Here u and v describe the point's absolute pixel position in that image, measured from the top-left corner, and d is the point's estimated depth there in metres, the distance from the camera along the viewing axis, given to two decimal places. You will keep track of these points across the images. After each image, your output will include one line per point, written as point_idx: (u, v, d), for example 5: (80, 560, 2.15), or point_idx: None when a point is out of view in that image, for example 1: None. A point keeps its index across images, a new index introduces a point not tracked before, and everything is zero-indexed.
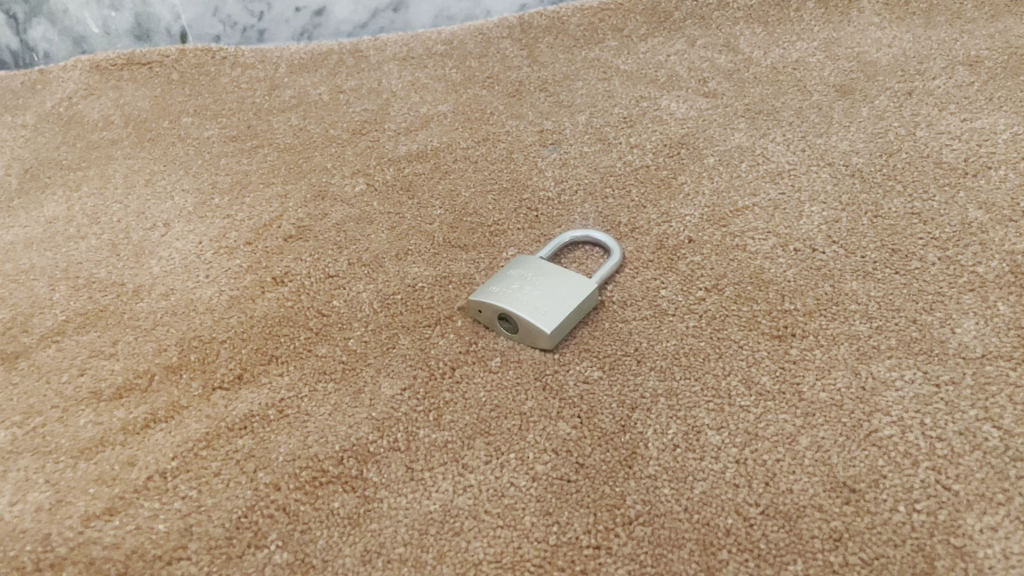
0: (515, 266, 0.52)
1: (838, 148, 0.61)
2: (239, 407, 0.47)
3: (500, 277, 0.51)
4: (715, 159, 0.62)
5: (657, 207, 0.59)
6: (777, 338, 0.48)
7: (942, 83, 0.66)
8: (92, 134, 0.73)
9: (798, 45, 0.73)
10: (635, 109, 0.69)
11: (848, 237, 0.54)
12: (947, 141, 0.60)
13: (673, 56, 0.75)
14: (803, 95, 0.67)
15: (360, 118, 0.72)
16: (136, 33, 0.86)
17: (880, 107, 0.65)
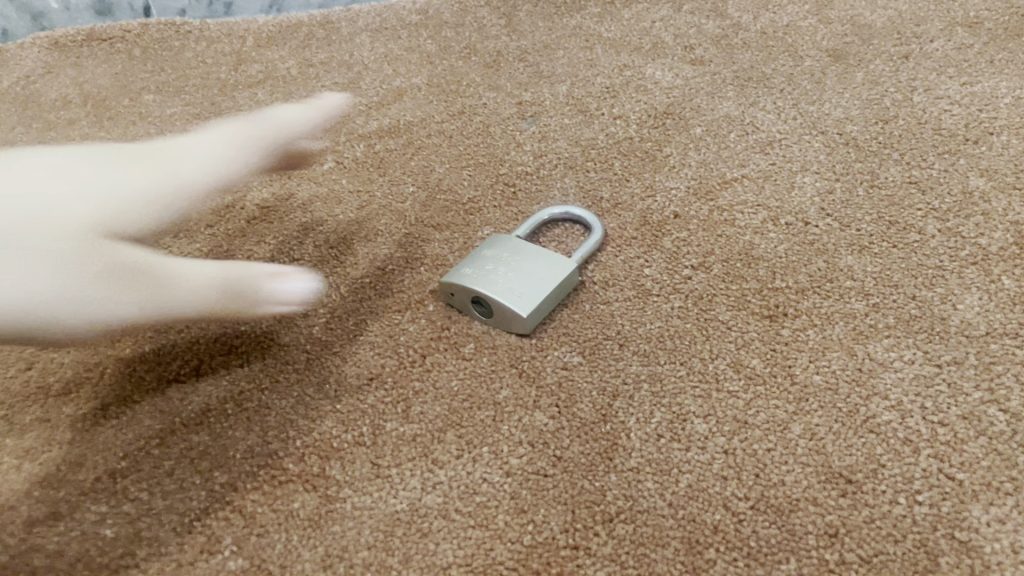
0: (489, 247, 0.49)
1: (832, 116, 0.58)
2: (195, 401, 0.44)
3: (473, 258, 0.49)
4: (702, 130, 0.59)
5: (641, 181, 0.56)
6: (768, 317, 0.45)
7: (940, 45, 0.63)
8: (49, 114, 0.69)
9: (789, 9, 0.70)
10: (618, 78, 0.65)
11: (844, 209, 0.51)
12: (946, 106, 0.57)
13: (660, 22, 0.71)
14: (795, 61, 0.64)
15: (329, 92, 0.68)
16: (97, 7, 0.82)
17: (875, 71, 0.61)
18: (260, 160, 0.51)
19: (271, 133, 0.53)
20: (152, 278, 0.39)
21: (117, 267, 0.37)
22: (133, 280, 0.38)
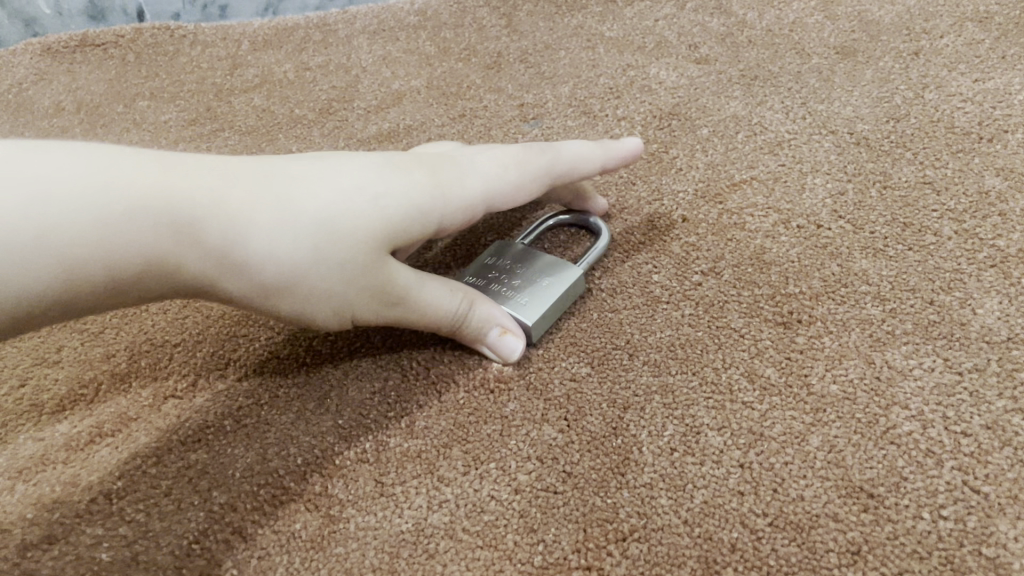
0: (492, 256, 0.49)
1: (842, 115, 0.57)
2: (192, 417, 0.43)
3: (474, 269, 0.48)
4: (708, 131, 0.58)
5: (647, 184, 0.54)
6: (781, 325, 0.44)
7: (951, 41, 0.61)
8: (42, 122, 0.68)
9: (794, 6, 0.68)
10: (621, 79, 0.64)
11: (856, 210, 0.50)
12: (959, 104, 0.56)
13: (663, 21, 0.70)
14: (802, 59, 0.63)
15: (327, 96, 0.67)
16: (90, 12, 0.81)
17: (884, 69, 0.60)
18: (517, 199, 0.45)
19: (547, 179, 0.46)
20: (393, 304, 0.40)
21: (380, 284, 0.39)
22: (374, 300, 0.40)
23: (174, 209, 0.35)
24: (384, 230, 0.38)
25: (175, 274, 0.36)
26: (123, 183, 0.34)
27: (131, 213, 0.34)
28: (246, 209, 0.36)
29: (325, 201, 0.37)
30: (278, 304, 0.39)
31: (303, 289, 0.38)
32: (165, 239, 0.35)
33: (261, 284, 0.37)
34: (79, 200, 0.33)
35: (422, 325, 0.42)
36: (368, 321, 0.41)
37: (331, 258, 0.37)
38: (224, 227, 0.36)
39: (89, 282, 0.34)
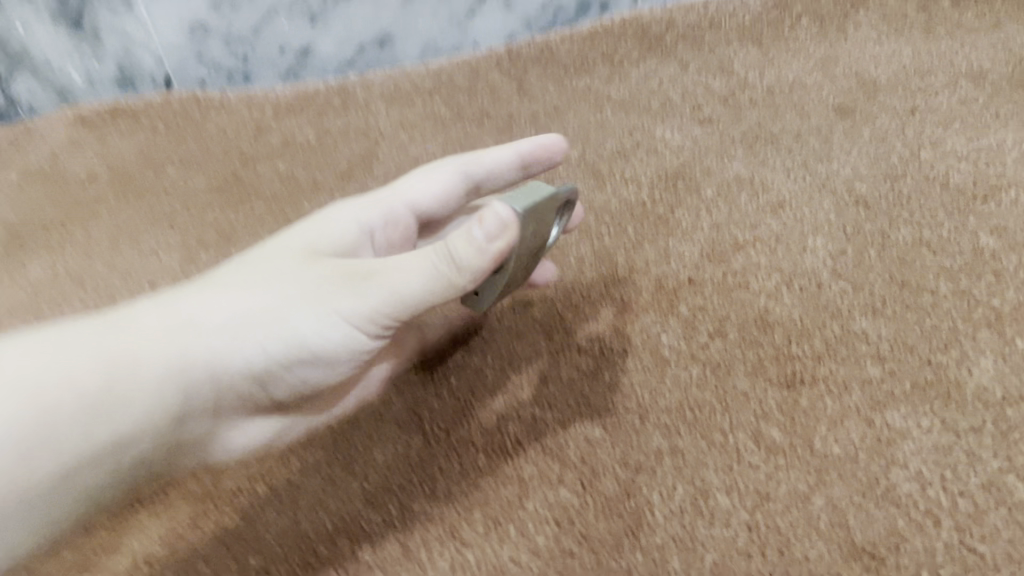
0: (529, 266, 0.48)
1: (841, 175, 0.59)
2: (227, 482, 0.46)
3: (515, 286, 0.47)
4: (713, 191, 0.60)
5: (655, 245, 0.57)
6: (785, 386, 0.46)
7: (945, 99, 0.64)
8: (77, 191, 0.72)
9: (794, 64, 0.71)
10: (628, 141, 0.67)
11: (856, 271, 0.52)
12: (954, 162, 0.58)
13: (668, 81, 0.73)
14: (802, 118, 0.65)
15: (347, 161, 0.70)
16: (119, 81, 0.85)
17: (881, 128, 0.62)
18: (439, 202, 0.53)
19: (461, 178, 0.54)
20: (369, 276, 0.42)
21: (338, 274, 0.43)
22: (348, 284, 0.43)
23: (110, 321, 0.41)
24: (303, 251, 0.45)
25: (163, 375, 0.40)
26: (55, 329, 0.40)
27: (86, 337, 0.39)
28: (174, 299, 0.43)
29: (228, 268, 0.45)
30: (269, 347, 0.43)
31: (274, 312, 0.43)
32: (113, 337, 0.40)
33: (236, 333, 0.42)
34: (23, 344, 0.38)
35: (432, 285, 0.41)
36: (372, 313, 0.42)
37: (270, 281, 0.43)
38: (158, 314, 0.42)
39: (83, 407, 0.37)
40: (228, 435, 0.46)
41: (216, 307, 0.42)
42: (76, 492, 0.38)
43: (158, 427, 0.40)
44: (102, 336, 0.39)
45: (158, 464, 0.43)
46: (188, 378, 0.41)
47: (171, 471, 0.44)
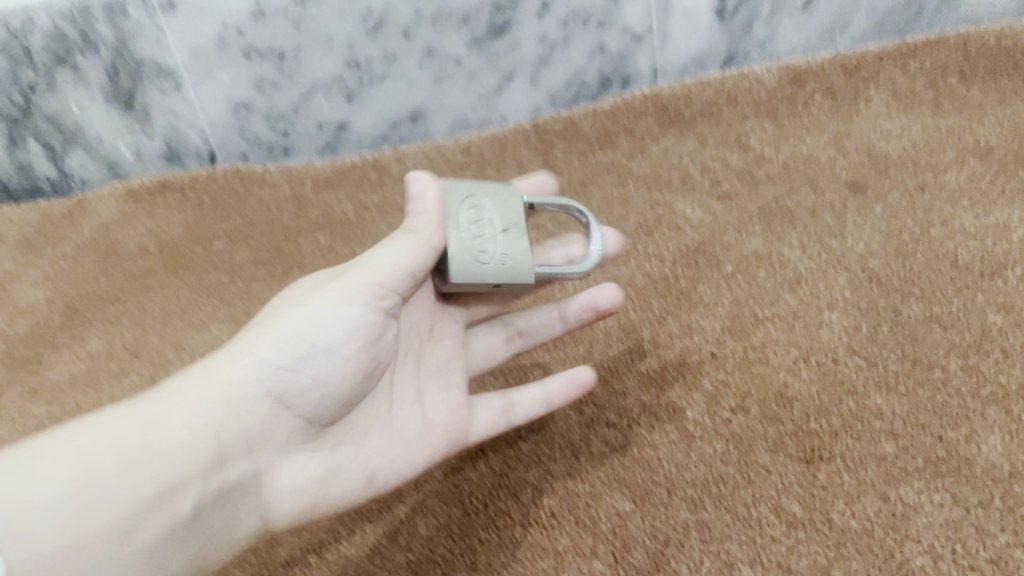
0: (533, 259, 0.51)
1: (854, 250, 0.62)
2: (280, 552, 0.49)
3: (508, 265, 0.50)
4: (732, 267, 0.63)
5: (678, 320, 0.60)
6: (805, 461, 0.48)
7: (953, 176, 0.67)
8: (129, 264, 0.77)
9: (808, 140, 0.74)
10: (650, 216, 0.70)
11: (870, 347, 0.55)
12: (962, 239, 0.61)
13: (687, 157, 0.76)
14: (816, 194, 0.68)
15: (383, 234, 0.74)
16: (166, 155, 0.90)
17: (893, 204, 0.66)
18: None
19: None
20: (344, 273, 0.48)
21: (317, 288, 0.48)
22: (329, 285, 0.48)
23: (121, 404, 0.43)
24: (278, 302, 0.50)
25: (186, 416, 0.43)
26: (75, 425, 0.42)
27: (103, 413, 0.42)
28: (174, 376, 0.46)
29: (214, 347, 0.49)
30: (274, 371, 0.45)
31: (267, 331, 0.46)
32: (128, 405, 0.43)
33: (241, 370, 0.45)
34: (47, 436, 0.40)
35: (402, 250, 0.47)
36: (361, 288, 0.46)
37: (260, 325, 0.47)
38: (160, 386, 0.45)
39: (121, 455, 0.40)
40: (281, 490, 0.46)
41: (211, 361, 0.46)
42: (138, 547, 0.39)
43: (196, 472, 0.42)
44: (124, 408, 0.42)
45: (217, 520, 0.43)
46: (212, 420, 0.43)
47: (236, 532, 0.44)
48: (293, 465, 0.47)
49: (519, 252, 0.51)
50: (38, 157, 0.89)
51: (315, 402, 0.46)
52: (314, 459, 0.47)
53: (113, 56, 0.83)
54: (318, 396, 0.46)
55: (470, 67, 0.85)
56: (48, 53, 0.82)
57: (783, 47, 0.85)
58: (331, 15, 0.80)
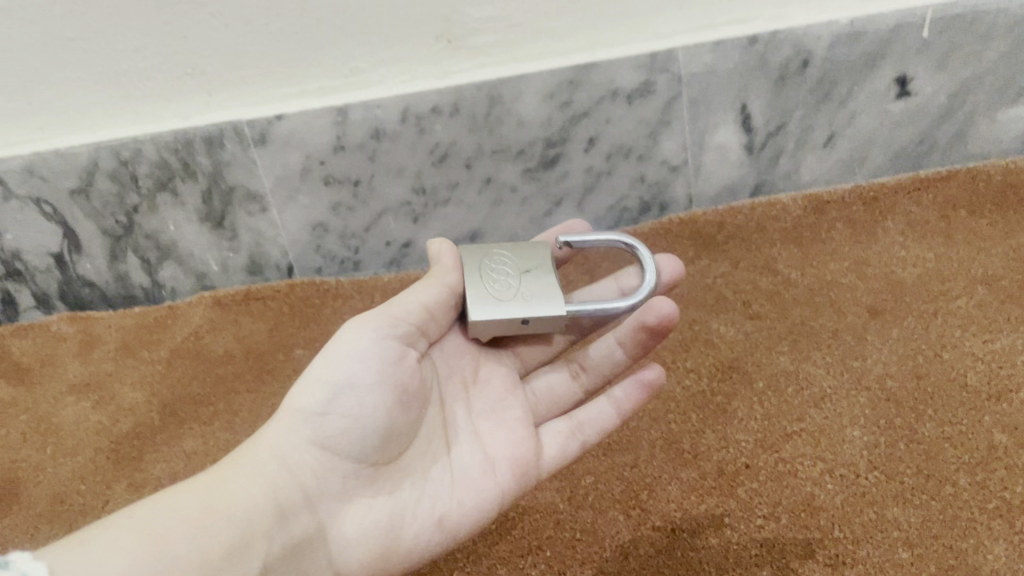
0: (554, 299, 0.62)
1: (874, 371, 0.69)
2: None
3: (527, 306, 0.61)
4: (763, 383, 0.71)
5: (715, 432, 0.67)
6: (830, 566, 0.55)
7: (963, 303, 0.74)
8: (219, 368, 0.87)
9: (830, 265, 0.82)
10: (688, 332, 0.78)
11: (888, 461, 0.61)
12: (971, 362, 0.68)
13: (720, 278, 0.84)
14: (838, 316, 0.76)
15: None
16: (249, 268, 1.01)
17: (909, 328, 0.73)
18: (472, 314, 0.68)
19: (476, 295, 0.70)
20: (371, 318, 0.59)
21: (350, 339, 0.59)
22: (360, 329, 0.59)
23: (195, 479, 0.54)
24: None
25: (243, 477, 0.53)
26: None
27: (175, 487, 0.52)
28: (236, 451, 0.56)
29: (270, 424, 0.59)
30: (313, 422, 0.55)
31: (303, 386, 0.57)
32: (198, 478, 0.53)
33: (291, 433, 0.55)
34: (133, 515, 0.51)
35: (417, 293, 0.59)
36: (378, 323, 0.57)
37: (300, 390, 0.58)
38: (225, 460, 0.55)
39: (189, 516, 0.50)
40: (347, 536, 0.55)
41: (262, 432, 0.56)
42: None
43: (261, 533, 0.51)
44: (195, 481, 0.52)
45: (288, 570, 0.52)
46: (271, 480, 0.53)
47: None
48: (359, 511, 0.56)
49: (537, 295, 0.62)
50: (135, 268, 1.00)
51: (354, 437, 0.55)
52: (376, 503, 0.56)
53: (208, 182, 0.94)
54: (356, 434, 0.55)
55: (524, 193, 0.95)
56: (152, 180, 0.94)
57: (808, 178, 0.94)
58: (403, 150, 0.92)
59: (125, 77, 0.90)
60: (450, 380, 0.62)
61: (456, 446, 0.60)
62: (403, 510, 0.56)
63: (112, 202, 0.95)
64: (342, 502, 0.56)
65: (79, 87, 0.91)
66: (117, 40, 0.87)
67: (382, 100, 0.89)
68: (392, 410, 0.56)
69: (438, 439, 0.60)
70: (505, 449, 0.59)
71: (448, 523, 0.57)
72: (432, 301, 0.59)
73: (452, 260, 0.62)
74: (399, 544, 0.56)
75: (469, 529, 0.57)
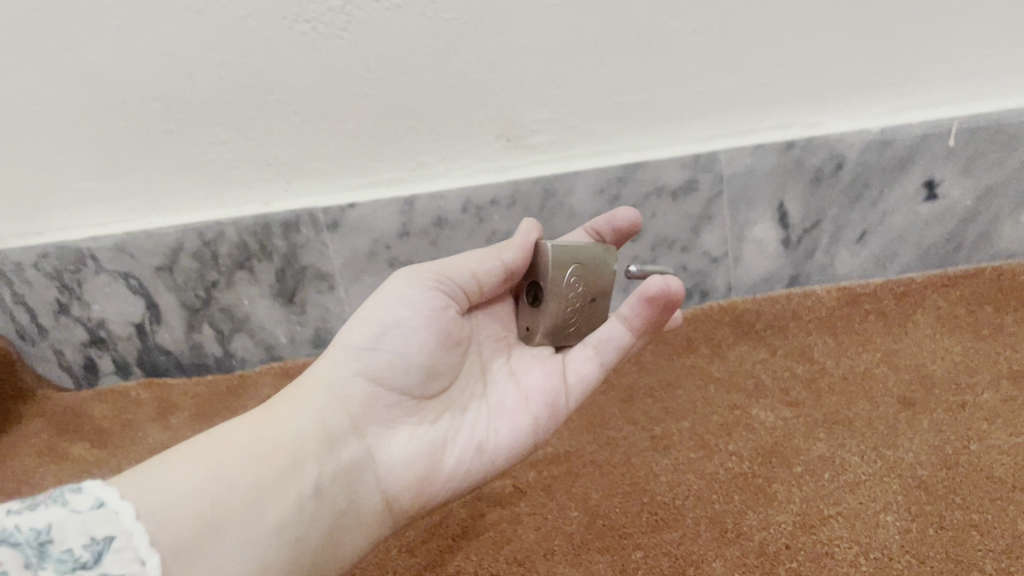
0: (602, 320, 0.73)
1: (905, 460, 0.74)
2: None
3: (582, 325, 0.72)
4: (801, 467, 0.76)
5: (757, 512, 0.72)
6: None
7: (990, 396, 0.79)
8: None
9: (863, 355, 0.88)
10: (729, 416, 0.84)
11: (919, 546, 0.66)
12: (997, 454, 0.73)
13: (759, 364, 0.90)
14: (872, 405, 0.81)
15: None
16: (315, 341, 1.08)
17: (938, 419, 0.78)
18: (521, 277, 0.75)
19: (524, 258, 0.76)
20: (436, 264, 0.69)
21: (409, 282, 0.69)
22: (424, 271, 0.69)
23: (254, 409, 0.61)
24: None
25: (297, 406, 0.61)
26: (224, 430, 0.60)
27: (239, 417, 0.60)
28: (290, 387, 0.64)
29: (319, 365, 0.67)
30: (362, 358, 0.64)
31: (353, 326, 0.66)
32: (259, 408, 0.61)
33: (342, 369, 0.64)
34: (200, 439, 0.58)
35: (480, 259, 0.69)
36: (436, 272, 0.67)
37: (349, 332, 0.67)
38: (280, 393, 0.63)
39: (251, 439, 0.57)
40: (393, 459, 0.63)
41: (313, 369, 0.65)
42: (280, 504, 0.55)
43: (314, 453, 0.59)
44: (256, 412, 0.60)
45: (340, 488, 0.59)
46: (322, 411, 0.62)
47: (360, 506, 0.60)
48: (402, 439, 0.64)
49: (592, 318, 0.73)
50: (210, 339, 1.08)
51: (403, 371, 0.64)
52: (418, 432, 0.65)
53: (283, 262, 1.02)
54: (405, 369, 0.64)
55: None
56: (231, 259, 1.02)
57: (842, 272, 1.00)
58: (463, 237, 1.00)
59: (212, 166, 0.99)
60: (489, 341, 0.72)
61: (493, 381, 0.70)
62: (443, 438, 0.65)
63: (193, 279, 1.03)
64: (387, 430, 0.64)
65: (171, 175, 1.00)
66: (207, 133, 0.97)
67: (446, 192, 0.97)
68: (435, 350, 0.65)
69: (477, 380, 0.70)
70: (536, 382, 0.69)
71: (487, 450, 0.66)
72: (488, 269, 0.69)
73: (524, 242, 0.71)
74: (440, 470, 0.64)
75: (505, 456, 0.66)
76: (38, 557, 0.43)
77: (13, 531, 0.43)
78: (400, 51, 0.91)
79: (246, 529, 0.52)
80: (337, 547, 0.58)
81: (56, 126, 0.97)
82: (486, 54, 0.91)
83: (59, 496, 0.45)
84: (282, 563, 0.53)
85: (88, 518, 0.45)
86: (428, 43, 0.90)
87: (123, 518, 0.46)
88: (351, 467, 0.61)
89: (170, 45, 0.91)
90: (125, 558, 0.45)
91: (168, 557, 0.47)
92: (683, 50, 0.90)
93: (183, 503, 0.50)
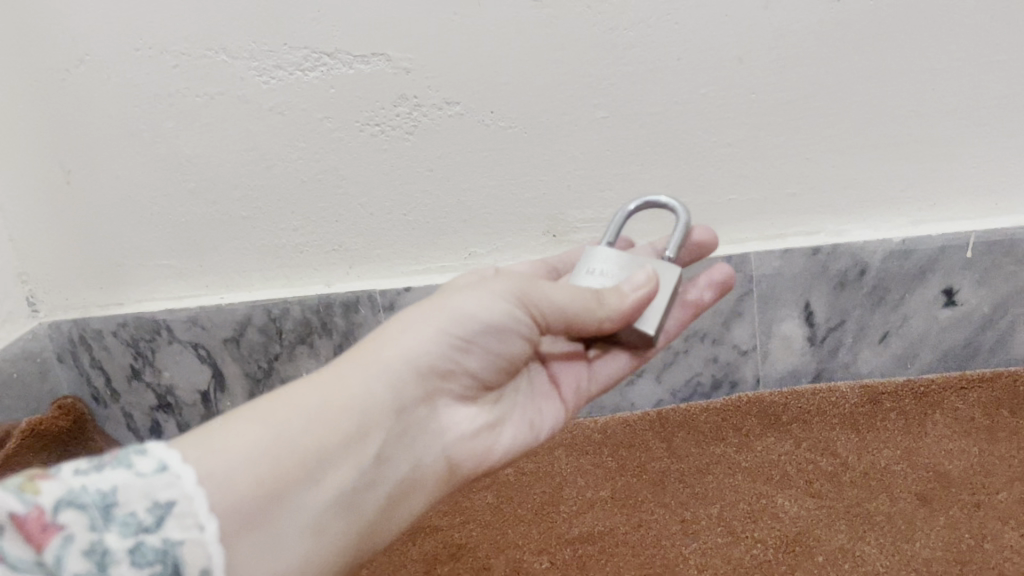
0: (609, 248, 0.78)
1: (921, 554, 0.79)
2: None
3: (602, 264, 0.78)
4: (823, 557, 0.81)
5: None
6: None
7: (1004, 497, 0.84)
8: None
9: (884, 452, 0.93)
10: (756, 504, 0.89)
11: None
12: (1009, 553, 0.77)
13: (785, 456, 0.96)
14: (891, 500, 0.86)
15: (540, 499, 0.96)
16: None
17: (953, 516, 0.83)
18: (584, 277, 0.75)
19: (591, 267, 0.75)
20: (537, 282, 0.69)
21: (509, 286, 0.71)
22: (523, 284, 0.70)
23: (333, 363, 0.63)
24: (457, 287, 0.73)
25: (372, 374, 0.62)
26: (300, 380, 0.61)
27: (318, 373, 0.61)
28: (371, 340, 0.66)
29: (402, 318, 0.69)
30: (441, 335, 0.66)
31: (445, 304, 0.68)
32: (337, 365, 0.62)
33: (421, 337, 0.65)
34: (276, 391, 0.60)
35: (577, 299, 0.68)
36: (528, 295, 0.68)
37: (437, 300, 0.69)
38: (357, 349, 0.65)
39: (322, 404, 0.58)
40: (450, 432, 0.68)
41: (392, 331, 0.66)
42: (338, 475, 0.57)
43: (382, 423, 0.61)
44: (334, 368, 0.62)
45: (401, 454, 0.63)
46: (395, 377, 0.63)
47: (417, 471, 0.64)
48: (460, 417, 0.70)
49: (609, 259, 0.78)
50: None
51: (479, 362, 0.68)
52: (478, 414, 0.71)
53: (341, 339, 1.10)
54: (479, 357, 0.68)
55: None
56: (294, 334, 1.10)
57: (865, 369, 1.06)
58: None
59: (282, 250, 1.09)
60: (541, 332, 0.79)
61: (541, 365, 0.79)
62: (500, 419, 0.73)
63: (259, 351, 1.12)
64: (451, 404, 0.69)
65: (244, 256, 1.10)
66: (281, 220, 1.06)
67: None
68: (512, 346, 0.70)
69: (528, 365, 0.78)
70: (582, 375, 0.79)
71: (535, 429, 0.76)
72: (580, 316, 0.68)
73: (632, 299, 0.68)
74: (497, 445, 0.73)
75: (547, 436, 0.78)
76: (103, 519, 0.47)
77: (80, 490, 0.47)
78: (459, 153, 1.00)
79: (308, 491, 0.55)
80: (397, 508, 0.62)
81: (145, 209, 1.08)
82: (537, 158, 1.00)
83: (125, 460, 0.49)
84: (339, 523, 0.57)
85: (152, 482, 0.48)
86: (485, 147, 1.00)
87: (184, 481, 0.49)
88: (413, 432, 0.64)
89: (253, 141, 1.02)
90: (186, 523, 0.48)
91: (230, 515, 0.50)
92: (718, 160, 0.98)
93: (246, 469, 0.53)
